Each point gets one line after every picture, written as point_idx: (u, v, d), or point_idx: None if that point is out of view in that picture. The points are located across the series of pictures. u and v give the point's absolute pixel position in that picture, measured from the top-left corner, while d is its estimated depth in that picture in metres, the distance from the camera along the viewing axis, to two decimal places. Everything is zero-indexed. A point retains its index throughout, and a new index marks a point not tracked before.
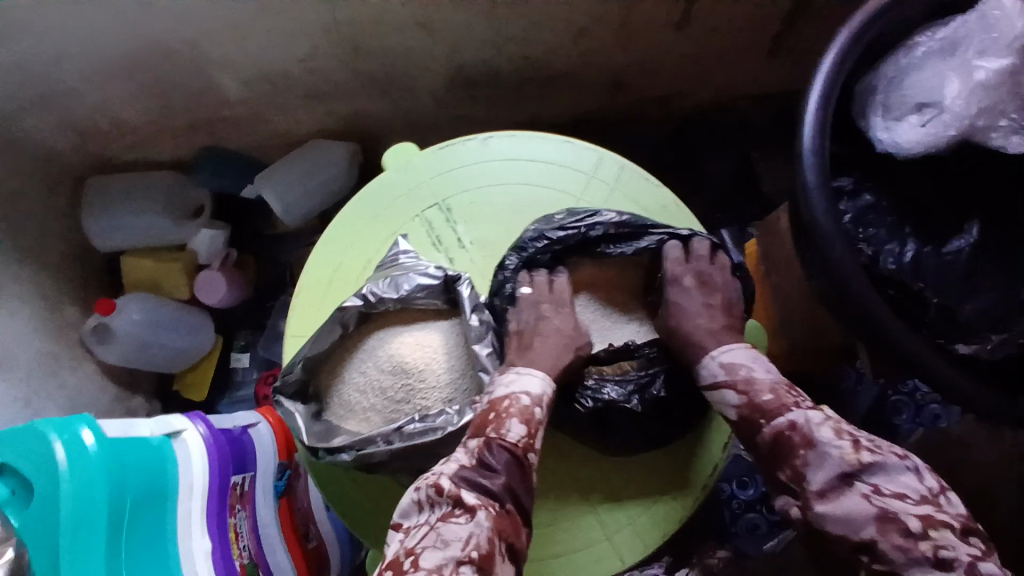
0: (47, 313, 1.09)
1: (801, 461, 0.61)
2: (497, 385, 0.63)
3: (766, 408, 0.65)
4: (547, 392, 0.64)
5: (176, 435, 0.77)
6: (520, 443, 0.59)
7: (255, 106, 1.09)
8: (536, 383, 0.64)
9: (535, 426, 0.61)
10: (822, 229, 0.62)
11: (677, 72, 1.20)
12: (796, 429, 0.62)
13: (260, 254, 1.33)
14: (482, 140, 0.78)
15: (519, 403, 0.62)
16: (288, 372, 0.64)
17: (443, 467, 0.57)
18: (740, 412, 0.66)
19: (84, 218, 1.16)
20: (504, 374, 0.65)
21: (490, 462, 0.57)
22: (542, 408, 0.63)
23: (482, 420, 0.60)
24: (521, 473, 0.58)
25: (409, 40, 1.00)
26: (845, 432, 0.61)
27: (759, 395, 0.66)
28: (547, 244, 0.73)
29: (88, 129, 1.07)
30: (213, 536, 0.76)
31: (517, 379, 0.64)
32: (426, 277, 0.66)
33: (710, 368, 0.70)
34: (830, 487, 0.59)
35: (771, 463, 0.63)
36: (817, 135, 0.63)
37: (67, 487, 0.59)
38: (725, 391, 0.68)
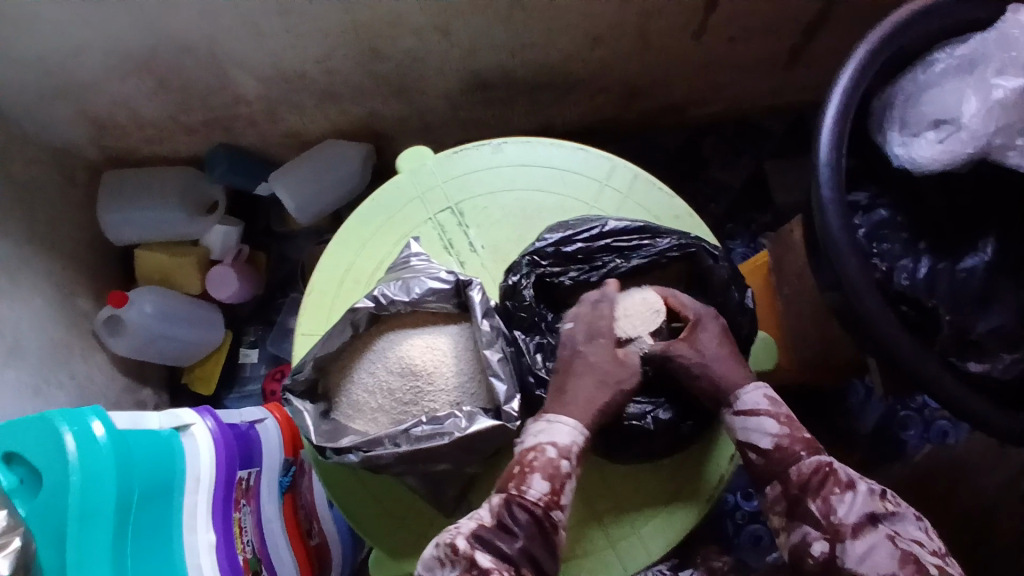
0: (60, 303, 1.10)
1: (835, 495, 0.61)
2: (526, 435, 0.64)
3: (807, 444, 0.65)
4: (575, 446, 0.63)
5: (184, 429, 0.77)
6: (541, 502, 0.60)
7: (271, 104, 1.10)
8: (565, 432, 0.63)
9: (559, 481, 0.61)
10: (837, 243, 0.61)
11: (692, 82, 1.20)
12: (835, 469, 0.63)
13: (272, 251, 1.34)
14: (495, 145, 0.78)
15: (544, 455, 0.62)
16: (298, 369, 0.64)
17: (465, 523, 0.58)
18: (779, 441, 0.65)
19: (101, 211, 1.18)
20: (536, 421, 0.65)
21: (510, 524, 0.58)
22: (570, 461, 0.62)
23: (507, 474, 0.61)
24: (541, 536, 0.58)
25: (426, 43, 1.00)
26: (870, 482, 0.63)
27: (801, 431, 0.65)
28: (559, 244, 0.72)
29: (105, 123, 1.09)
30: (217, 531, 0.77)
31: (546, 427, 0.63)
32: (437, 280, 0.66)
33: (754, 395, 0.67)
34: (861, 525, 0.59)
35: (801, 493, 0.62)
36: (834, 149, 0.63)
37: (75, 477, 0.60)
38: (764, 419, 0.66)
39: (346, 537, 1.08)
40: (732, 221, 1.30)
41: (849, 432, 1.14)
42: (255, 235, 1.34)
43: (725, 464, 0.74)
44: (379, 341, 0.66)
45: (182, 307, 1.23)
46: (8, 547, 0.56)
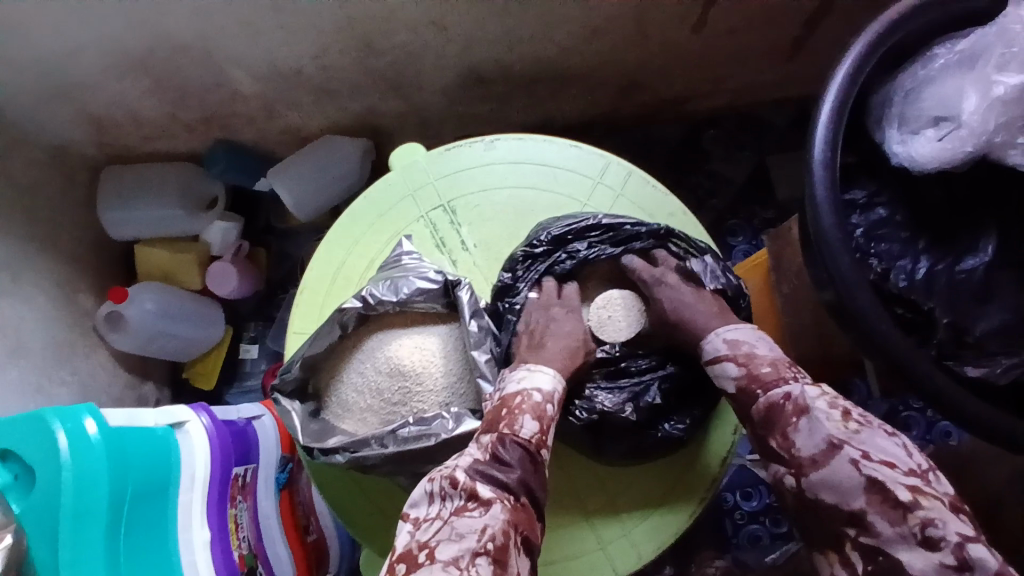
0: (61, 300, 1.11)
1: (792, 427, 0.59)
2: (508, 381, 0.62)
3: (762, 378, 0.62)
4: (557, 392, 0.62)
5: (179, 426, 0.78)
6: (533, 440, 0.58)
7: (268, 101, 1.10)
8: (547, 380, 0.62)
9: (547, 423, 0.60)
10: (830, 244, 0.60)
11: (692, 76, 1.19)
12: (791, 399, 0.60)
13: (272, 247, 1.34)
14: (488, 143, 0.77)
15: (531, 399, 0.60)
16: (288, 370, 0.64)
17: (458, 461, 0.56)
18: (739, 385, 0.63)
19: (101, 209, 1.18)
20: (516, 370, 0.64)
21: (505, 457, 0.55)
22: (554, 406, 0.61)
23: (495, 415, 0.59)
24: (534, 468, 0.57)
25: (421, 38, 0.99)
26: (838, 404, 0.60)
27: (758, 367, 0.63)
28: (552, 240, 0.71)
29: (104, 121, 1.09)
30: (212, 527, 0.78)
31: (529, 376, 0.62)
32: (425, 280, 0.66)
33: (713, 343, 0.67)
34: (820, 454, 0.58)
35: (765, 433, 0.62)
36: (828, 146, 0.62)
37: (69, 476, 0.60)
38: (726, 364, 0.65)
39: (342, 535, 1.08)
40: (734, 216, 1.28)
41: None
42: (255, 231, 1.35)
43: (718, 466, 0.74)
44: (368, 341, 0.66)
45: (183, 303, 1.24)
46: None
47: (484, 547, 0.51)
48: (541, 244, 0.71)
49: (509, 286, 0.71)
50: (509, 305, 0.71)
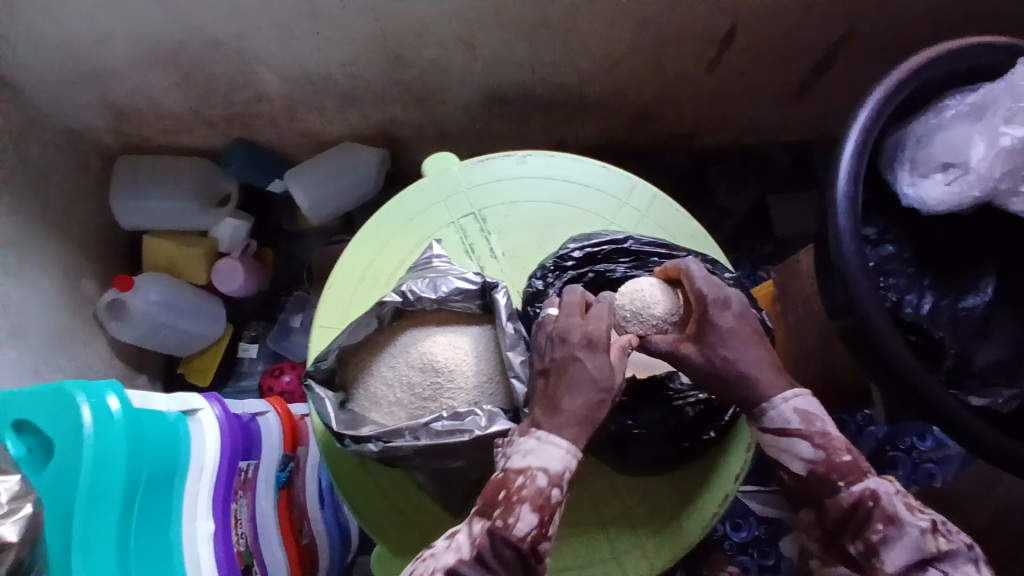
0: (65, 285, 1.10)
1: (877, 536, 0.59)
2: (515, 453, 0.58)
3: (846, 470, 0.62)
4: (567, 472, 0.57)
5: (192, 414, 0.78)
6: (529, 534, 0.55)
7: (293, 103, 1.12)
8: (556, 458, 0.57)
9: (549, 512, 0.56)
10: (849, 268, 0.64)
11: (702, 112, 1.24)
12: (878, 503, 0.60)
13: (280, 248, 1.35)
14: (520, 157, 0.78)
15: (534, 483, 0.56)
16: (323, 358, 0.66)
17: (444, 554, 0.55)
18: (814, 468, 0.63)
19: (114, 196, 1.18)
20: (525, 438, 0.59)
21: (491, 560, 0.53)
22: (561, 491, 0.56)
23: (493, 497, 0.56)
24: (524, 569, 0.54)
25: (451, 54, 1.03)
26: (920, 512, 0.60)
27: (837, 455, 0.63)
28: (585, 253, 0.70)
29: (126, 109, 1.10)
30: (216, 520, 0.77)
31: (536, 450, 0.57)
32: (463, 281, 0.68)
33: (783, 412, 0.63)
34: (906, 572, 0.58)
35: (842, 533, 0.62)
36: (851, 179, 0.66)
37: (89, 451, 0.60)
38: (797, 441, 0.63)
39: (335, 538, 1.07)
40: (734, 248, 1.34)
41: None
42: (264, 230, 1.35)
43: (732, 483, 0.72)
44: (400, 337, 0.67)
45: (187, 297, 1.22)
46: (19, 512, 0.54)
47: None
48: (571, 257, 0.69)
49: (540, 293, 0.69)
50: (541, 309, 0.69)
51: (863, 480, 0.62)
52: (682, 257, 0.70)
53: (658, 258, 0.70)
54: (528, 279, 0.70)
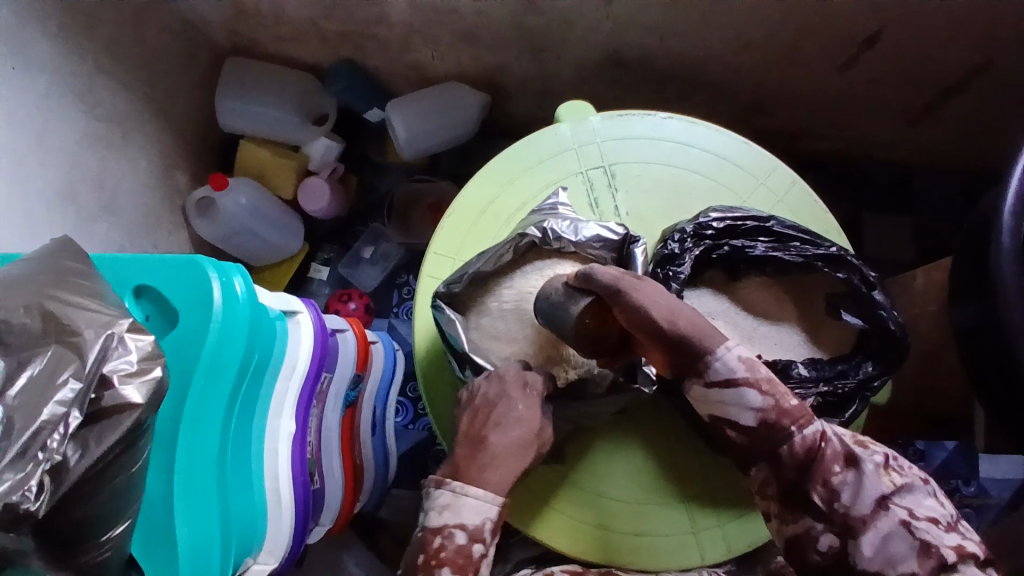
0: (160, 174, 1.11)
1: (837, 479, 0.57)
2: (433, 508, 0.59)
3: (795, 415, 0.59)
4: (489, 524, 0.58)
5: (290, 315, 0.78)
6: None
7: (411, 31, 1.11)
8: (470, 511, 0.58)
9: (472, 563, 0.57)
10: (1007, 288, 0.60)
11: (816, 113, 1.20)
12: (829, 443, 0.58)
13: (363, 177, 1.35)
14: (660, 119, 0.76)
15: (452, 541, 0.57)
16: (453, 285, 0.68)
17: None
18: (765, 417, 0.59)
19: (219, 95, 1.19)
20: (440, 489, 0.59)
21: None
22: (485, 542, 0.58)
23: (417, 554, 0.58)
24: None
25: (585, 6, 1.00)
26: (872, 448, 0.59)
27: (787, 399, 0.59)
28: (727, 224, 0.68)
29: (247, 9, 1.09)
30: (297, 422, 0.77)
31: (449, 505, 0.58)
32: (607, 229, 0.69)
33: (727, 360, 0.60)
34: (871, 513, 0.56)
35: (799, 481, 0.59)
36: (1018, 198, 0.61)
37: (214, 326, 0.59)
38: (743, 390, 0.60)
39: (379, 465, 1.09)
40: None
41: None
42: (351, 156, 1.35)
43: None
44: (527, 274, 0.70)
45: (271, 207, 1.23)
46: (145, 376, 0.52)
47: None
48: (712, 225, 0.68)
49: (674, 258, 0.67)
50: (673, 273, 0.66)
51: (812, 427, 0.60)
52: (825, 246, 0.67)
53: (800, 242, 0.67)
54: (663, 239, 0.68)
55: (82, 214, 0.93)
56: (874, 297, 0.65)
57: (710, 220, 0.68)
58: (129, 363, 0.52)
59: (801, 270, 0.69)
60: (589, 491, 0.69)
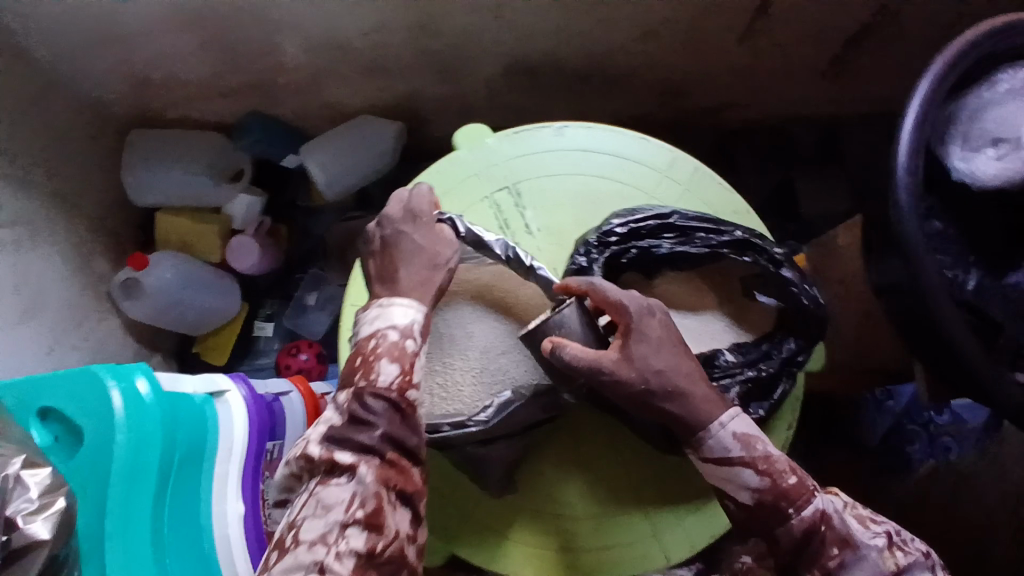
0: (77, 263, 1.07)
1: (834, 562, 0.58)
2: (363, 325, 0.62)
3: (790, 494, 0.59)
4: (417, 322, 0.62)
5: (219, 395, 0.76)
6: (393, 386, 0.59)
7: (311, 74, 1.08)
8: (399, 313, 0.62)
9: (409, 362, 0.60)
10: (914, 245, 0.60)
11: (731, 84, 1.20)
12: (830, 523, 0.59)
13: (293, 225, 1.32)
14: (556, 128, 0.75)
15: (386, 340, 0.60)
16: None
17: (318, 430, 0.58)
18: (761, 498, 0.60)
19: (124, 171, 1.15)
20: (369, 309, 0.63)
21: (363, 415, 0.57)
22: (416, 339, 0.61)
23: (351, 368, 0.60)
24: (401, 418, 0.58)
25: (478, 22, 0.98)
26: (875, 525, 0.61)
27: (783, 479, 0.60)
28: (630, 230, 0.68)
29: (138, 81, 1.05)
30: (246, 501, 0.75)
31: (379, 314, 0.62)
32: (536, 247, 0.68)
33: (723, 440, 0.61)
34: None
35: (796, 561, 0.60)
36: (916, 128, 0.62)
37: (123, 436, 0.58)
38: (742, 471, 0.60)
39: None
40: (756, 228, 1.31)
41: (858, 444, 1.15)
42: (277, 207, 1.31)
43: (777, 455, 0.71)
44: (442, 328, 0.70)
45: (202, 273, 1.20)
46: (50, 509, 0.52)
47: (352, 518, 0.54)
48: (616, 233, 0.68)
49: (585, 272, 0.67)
50: None
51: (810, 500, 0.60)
52: (729, 232, 0.69)
53: (704, 233, 0.69)
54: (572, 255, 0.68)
55: None
56: (782, 275, 0.68)
57: (612, 229, 0.68)
58: (30, 501, 0.52)
59: (711, 259, 0.70)
60: (544, 516, 0.68)
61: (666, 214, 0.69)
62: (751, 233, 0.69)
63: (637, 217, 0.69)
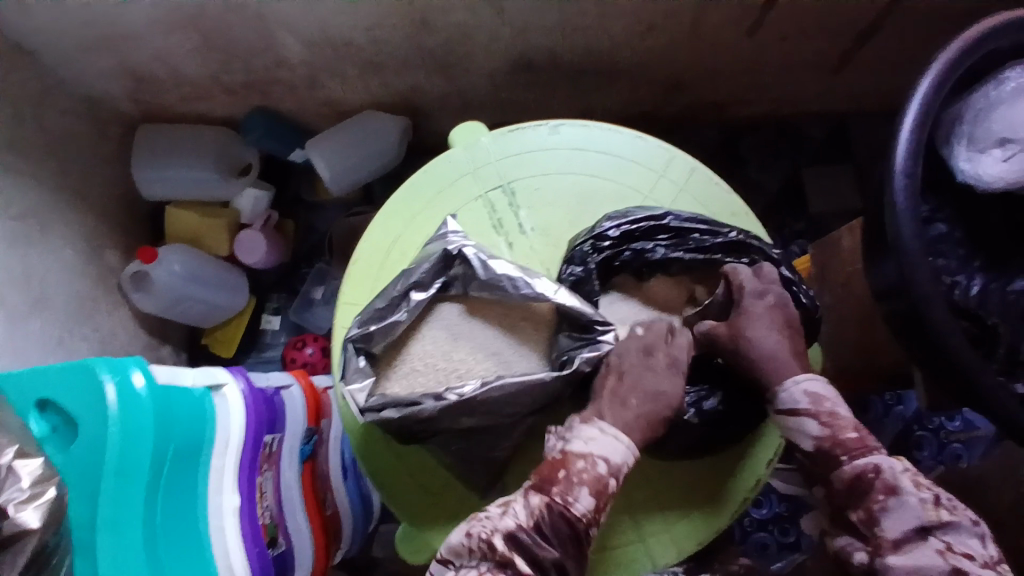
0: (88, 256, 1.10)
1: (878, 506, 0.58)
2: (575, 437, 0.61)
3: (850, 446, 0.61)
4: (625, 465, 0.61)
5: (216, 389, 0.77)
6: (584, 516, 0.58)
7: (313, 69, 1.09)
8: (619, 451, 0.61)
9: (604, 499, 0.59)
10: (910, 252, 0.59)
11: (737, 80, 1.18)
12: (879, 473, 0.59)
13: (300, 220, 1.33)
14: (552, 126, 0.74)
15: (593, 469, 0.59)
16: (371, 324, 0.63)
17: (500, 521, 0.58)
18: (820, 445, 0.62)
19: (133, 166, 1.17)
20: (584, 424, 0.62)
21: (546, 531, 0.57)
22: (617, 479, 0.60)
23: (549, 473, 0.59)
24: (577, 549, 0.58)
25: (478, 18, 0.98)
26: (925, 485, 0.58)
27: (843, 431, 0.62)
28: (625, 232, 0.68)
29: (146, 77, 1.07)
30: (241, 494, 0.77)
31: (597, 438, 0.61)
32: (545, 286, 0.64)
33: (792, 393, 0.63)
34: (905, 539, 0.57)
35: (845, 501, 0.61)
36: (916, 128, 0.61)
37: (116, 429, 0.60)
38: (805, 420, 0.63)
39: (357, 509, 1.08)
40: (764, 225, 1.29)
41: None
42: (284, 202, 1.33)
43: (768, 463, 0.70)
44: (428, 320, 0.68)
45: (210, 269, 1.22)
46: (40, 498, 0.56)
47: None
48: (609, 237, 0.68)
49: (584, 281, 0.69)
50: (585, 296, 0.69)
51: (870, 456, 0.61)
52: (725, 233, 0.69)
53: (699, 234, 0.69)
54: (567, 266, 0.69)
55: (12, 315, 0.92)
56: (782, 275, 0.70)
57: (608, 232, 0.68)
58: (21, 490, 0.56)
59: (706, 263, 0.70)
60: None
61: (661, 216, 0.69)
62: (748, 235, 0.70)
63: (632, 220, 0.69)
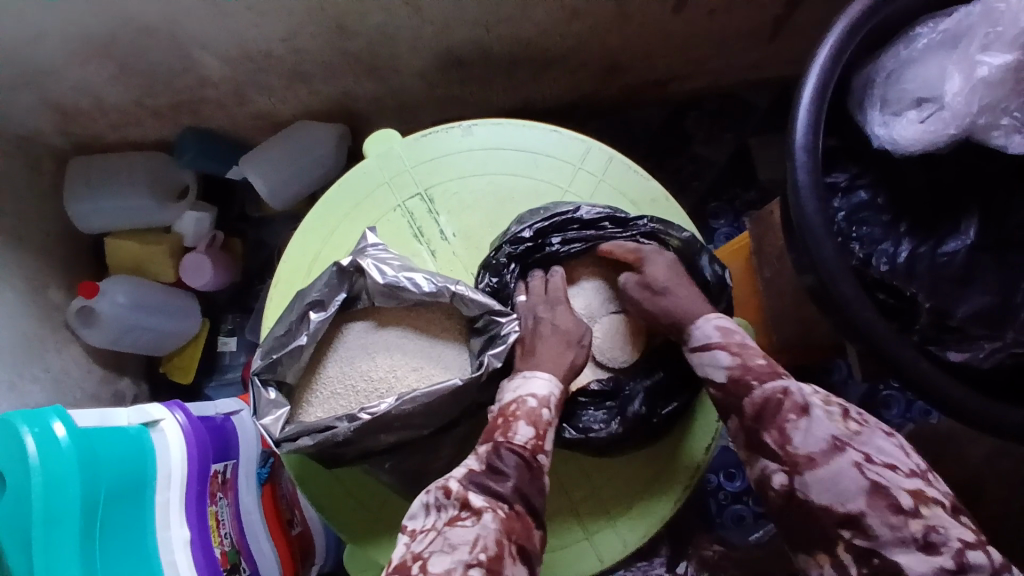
0: (32, 297, 1.08)
1: (791, 424, 0.61)
2: (506, 391, 0.67)
3: (760, 371, 0.65)
4: (553, 394, 0.65)
5: (154, 425, 0.76)
6: (528, 445, 0.62)
7: (238, 85, 1.06)
8: (542, 384, 0.66)
9: (543, 427, 0.64)
10: (813, 229, 0.61)
11: (674, 55, 1.17)
12: (789, 395, 0.62)
13: (248, 237, 1.32)
14: (466, 129, 0.79)
15: (525, 405, 0.64)
16: (274, 353, 0.66)
17: (453, 472, 0.61)
18: (732, 373, 0.66)
19: (66, 199, 1.14)
20: (513, 379, 0.68)
21: (500, 466, 0.60)
22: (550, 409, 0.65)
23: (493, 427, 0.64)
24: (531, 475, 0.60)
25: (396, 19, 0.96)
26: (834, 403, 0.63)
27: (753, 358, 0.66)
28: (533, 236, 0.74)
29: (68, 109, 1.04)
30: (192, 526, 0.76)
31: (523, 382, 0.66)
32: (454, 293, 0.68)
33: (704, 328, 0.69)
34: (821, 452, 0.59)
35: (757, 427, 0.63)
36: (816, 100, 0.63)
37: (38, 479, 0.59)
38: (716, 352, 0.68)
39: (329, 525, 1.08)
40: (715, 199, 1.28)
41: None
42: (227, 221, 1.31)
43: (701, 454, 0.78)
44: (344, 338, 0.72)
45: (155, 295, 1.21)
46: None
47: (476, 559, 0.53)
48: (519, 243, 0.73)
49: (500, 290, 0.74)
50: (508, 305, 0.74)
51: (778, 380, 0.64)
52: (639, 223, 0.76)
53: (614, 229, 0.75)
54: (484, 277, 0.74)
55: None
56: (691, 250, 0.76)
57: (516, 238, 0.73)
58: None
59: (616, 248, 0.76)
60: None
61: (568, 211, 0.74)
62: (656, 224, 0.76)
63: (538, 221, 0.74)
